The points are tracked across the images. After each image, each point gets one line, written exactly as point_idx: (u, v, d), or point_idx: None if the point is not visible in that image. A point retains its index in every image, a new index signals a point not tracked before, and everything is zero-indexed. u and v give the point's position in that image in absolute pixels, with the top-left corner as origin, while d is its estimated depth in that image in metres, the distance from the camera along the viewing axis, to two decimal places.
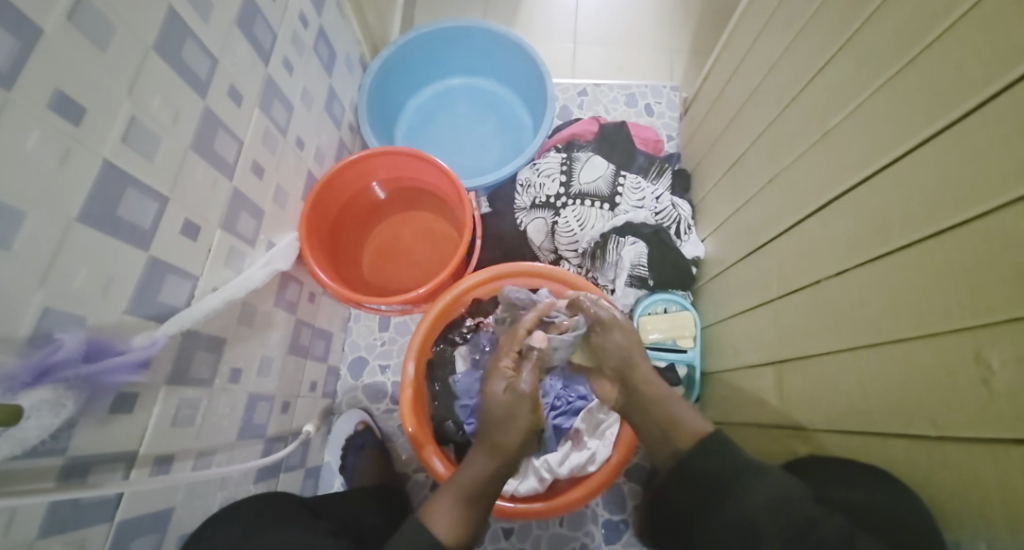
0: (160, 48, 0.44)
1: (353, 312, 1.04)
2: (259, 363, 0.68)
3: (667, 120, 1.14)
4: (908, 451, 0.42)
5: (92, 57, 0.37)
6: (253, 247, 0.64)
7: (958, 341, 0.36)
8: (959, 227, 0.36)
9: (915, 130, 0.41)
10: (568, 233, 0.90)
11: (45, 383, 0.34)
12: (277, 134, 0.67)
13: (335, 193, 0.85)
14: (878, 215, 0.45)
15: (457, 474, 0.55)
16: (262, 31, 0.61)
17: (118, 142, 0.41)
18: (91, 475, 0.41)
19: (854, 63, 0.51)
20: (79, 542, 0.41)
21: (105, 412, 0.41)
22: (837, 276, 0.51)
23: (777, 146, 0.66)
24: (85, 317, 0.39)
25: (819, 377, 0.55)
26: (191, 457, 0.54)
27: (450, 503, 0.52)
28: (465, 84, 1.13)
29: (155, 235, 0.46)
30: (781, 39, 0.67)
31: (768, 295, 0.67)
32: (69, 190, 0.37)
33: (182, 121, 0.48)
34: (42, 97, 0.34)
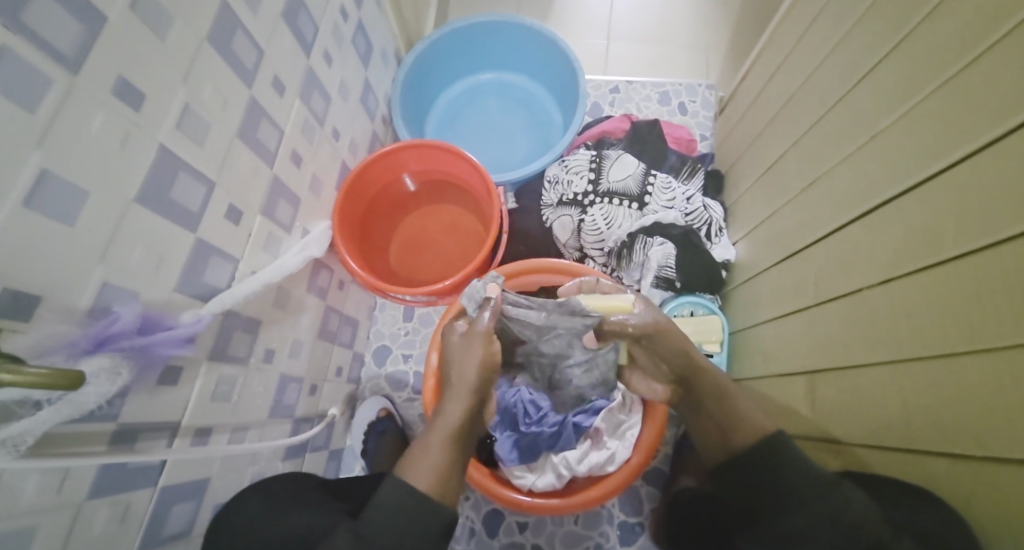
0: (213, 38, 0.46)
1: (379, 301, 1.06)
2: (291, 345, 0.70)
3: (701, 119, 1.12)
4: (952, 471, 0.41)
5: (152, 48, 0.39)
6: (290, 234, 0.66)
7: (1011, 357, 0.34)
8: (1018, 237, 0.34)
9: (973, 135, 0.39)
10: (594, 231, 0.90)
11: (103, 351, 0.36)
12: (316, 124, 0.69)
13: (368, 184, 0.87)
14: (929, 222, 0.44)
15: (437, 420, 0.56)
16: (305, 23, 0.62)
17: (172, 128, 0.43)
18: (138, 442, 0.44)
19: (908, 64, 0.49)
20: (125, 504, 0.44)
21: (153, 384, 0.44)
22: (881, 285, 0.50)
23: (819, 148, 0.65)
24: (139, 292, 0.41)
25: (855, 388, 0.53)
26: (226, 432, 0.57)
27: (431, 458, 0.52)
28: (497, 79, 1.14)
29: (203, 218, 0.48)
30: (829, 37, 0.65)
31: (803, 303, 0.66)
32: (128, 172, 0.39)
33: (230, 109, 0.50)
34: (106, 83, 0.36)
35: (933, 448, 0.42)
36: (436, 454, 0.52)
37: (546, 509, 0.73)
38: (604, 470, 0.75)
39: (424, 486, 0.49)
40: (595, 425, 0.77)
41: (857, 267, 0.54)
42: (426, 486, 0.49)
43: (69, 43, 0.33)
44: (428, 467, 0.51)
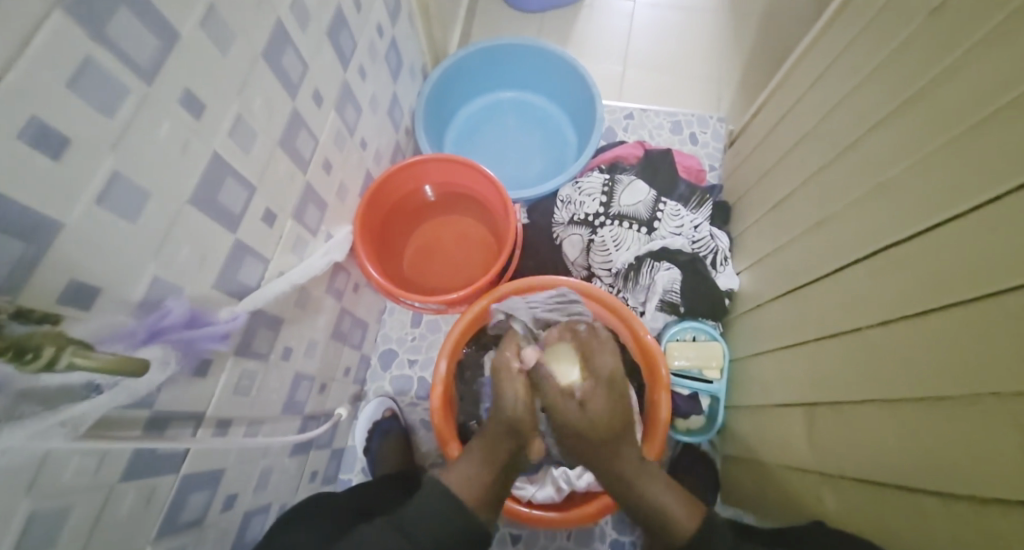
0: (266, 54, 0.49)
1: (389, 306, 1.09)
2: (307, 344, 0.73)
3: (711, 150, 1.16)
4: (941, 511, 0.43)
5: (215, 62, 0.42)
6: (315, 237, 0.69)
7: (1000, 403, 0.37)
8: (1007, 290, 0.37)
9: (973, 194, 0.43)
10: (603, 251, 0.93)
11: (155, 343, 0.39)
12: (347, 134, 0.72)
13: (389, 192, 0.90)
14: (930, 271, 0.47)
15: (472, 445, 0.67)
16: (345, 40, 0.66)
17: (225, 136, 0.46)
18: (168, 429, 0.46)
19: (916, 122, 0.52)
20: (150, 489, 0.46)
21: (189, 375, 0.46)
22: (881, 326, 0.53)
23: (829, 190, 0.68)
24: (184, 287, 0.44)
25: (853, 424, 0.56)
26: (243, 425, 0.59)
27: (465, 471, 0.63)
28: (517, 99, 1.17)
29: (242, 219, 0.51)
30: (843, 86, 0.69)
31: (804, 337, 0.69)
32: (184, 176, 0.42)
33: (274, 119, 0.53)
34: (174, 93, 0.39)
35: (927, 488, 0.45)
36: (472, 470, 0.63)
37: (543, 522, 0.75)
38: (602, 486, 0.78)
39: (462, 496, 0.61)
40: None
41: (859, 307, 0.57)
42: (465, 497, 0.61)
43: (147, 56, 0.35)
44: (461, 481, 0.62)
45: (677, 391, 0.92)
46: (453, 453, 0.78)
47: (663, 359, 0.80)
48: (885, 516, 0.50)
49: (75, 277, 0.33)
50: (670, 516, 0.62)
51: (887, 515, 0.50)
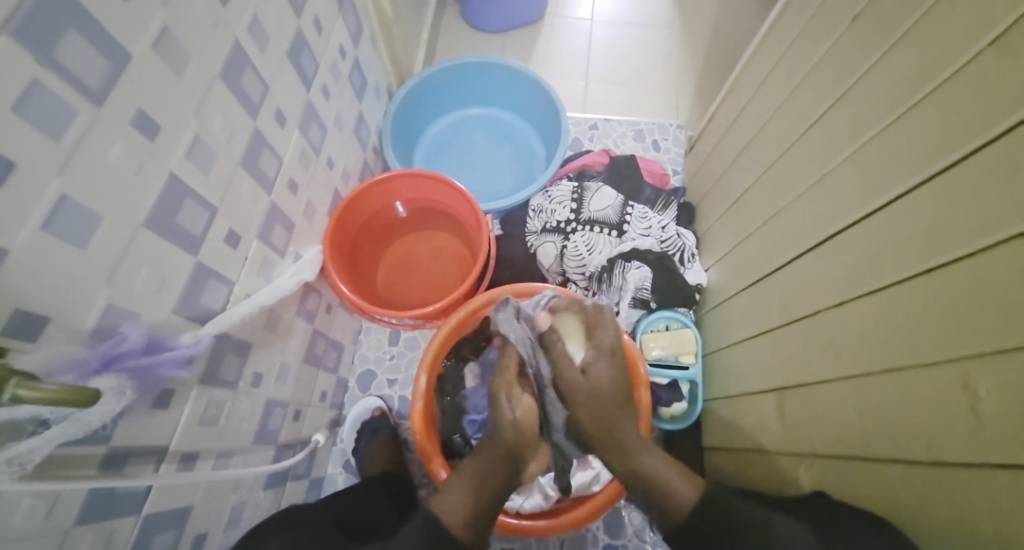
0: (224, 74, 0.49)
1: (364, 326, 1.07)
2: (279, 369, 0.70)
3: (673, 156, 1.20)
4: (903, 479, 0.44)
5: (169, 83, 0.42)
6: (283, 257, 0.67)
7: (950, 369, 0.39)
8: (949, 264, 0.39)
9: (906, 176, 0.46)
10: (576, 257, 0.94)
11: (110, 371, 0.37)
12: (312, 153, 0.72)
13: (359, 209, 0.89)
14: (872, 253, 0.49)
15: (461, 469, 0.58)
16: (307, 60, 0.66)
17: (182, 157, 0.45)
18: (127, 466, 0.43)
19: (851, 115, 0.56)
20: (109, 532, 0.43)
21: (148, 407, 0.44)
22: (835, 308, 0.55)
23: (779, 184, 0.71)
24: (141, 315, 0.42)
25: (819, 405, 0.57)
26: (212, 457, 0.56)
27: (454, 496, 0.54)
28: (484, 114, 1.19)
29: (204, 241, 0.49)
30: (785, 86, 0.73)
31: (768, 324, 0.71)
32: (139, 199, 0.40)
33: (235, 140, 0.52)
34: (127, 115, 0.38)
35: (888, 457, 0.46)
36: (466, 495, 0.54)
37: (532, 532, 0.73)
38: (589, 490, 0.78)
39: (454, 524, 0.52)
40: None
41: (814, 292, 0.60)
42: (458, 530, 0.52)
43: (97, 78, 0.35)
44: (456, 510, 0.53)
45: (658, 380, 0.91)
46: (437, 469, 0.76)
47: (641, 359, 0.80)
48: (850, 488, 0.52)
49: (20, 307, 0.31)
50: (664, 488, 0.56)
51: (851, 487, 0.52)
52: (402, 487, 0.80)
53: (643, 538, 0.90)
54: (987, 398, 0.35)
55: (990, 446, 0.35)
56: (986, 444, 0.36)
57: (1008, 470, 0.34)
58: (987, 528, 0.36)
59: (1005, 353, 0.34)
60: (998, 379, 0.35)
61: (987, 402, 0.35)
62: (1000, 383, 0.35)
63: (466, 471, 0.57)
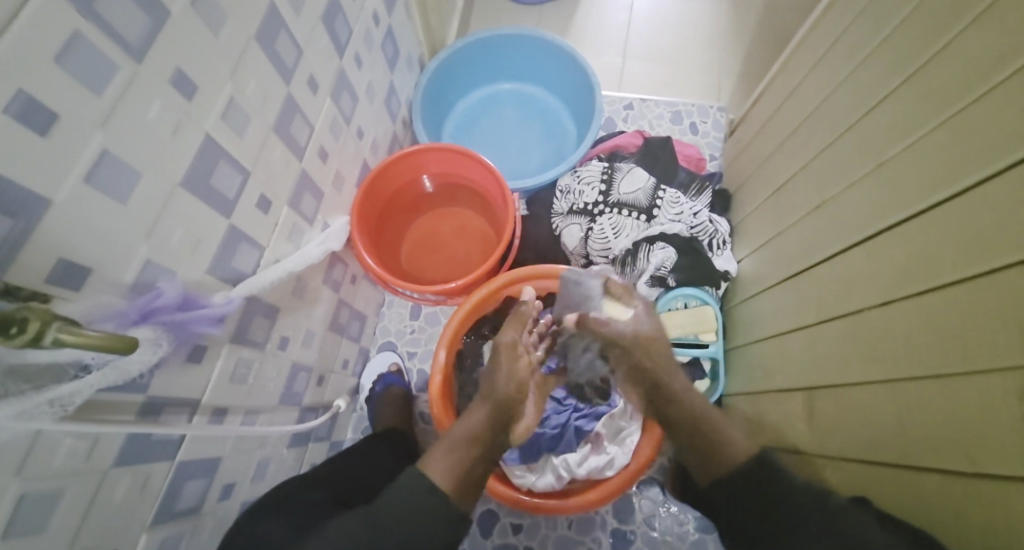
0: (259, 37, 0.49)
1: (387, 298, 1.09)
2: (305, 334, 0.72)
3: (711, 140, 1.15)
4: (940, 490, 0.43)
5: (206, 42, 0.42)
6: (312, 226, 0.68)
7: (1003, 377, 0.36)
8: (1011, 265, 0.36)
9: (974, 169, 0.42)
10: (601, 240, 0.93)
11: (147, 323, 0.38)
12: (343, 122, 0.72)
13: (387, 183, 0.89)
14: (929, 249, 0.46)
15: (454, 429, 0.60)
16: (340, 26, 0.65)
17: (218, 118, 0.45)
18: (162, 415, 0.45)
19: (917, 99, 0.52)
20: (145, 475, 0.46)
21: (182, 360, 0.46)
22: (881, 306, 0.52)
23: (828, 172, 0.67)
24: (176, 272, 0.43)
25: (854, 405, 0.55)
26: (240, 414, 0.59)
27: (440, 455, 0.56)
28: (517, 90, 1.17)
29: (237, 205, 0.50)
30: (843, 67, 0.68)
31: (803, 320, 0.68)
32: (176, 157, 0.41)
33: (269, 104, 0.52)
34: (165, 73, 0.38)
35: (925, 466, 0.44)
36: (452, 452, 0.56)
37: (544, 510, 0.75)
38: (603, 474, 0.77)
39: (437, 478, 0.53)
40: (596, 430, 0.81)
41: (859, 288, 0.57)
42: (442, 478, 0.53)
43: (138, 33, 0.35)
44: (444, 464, 0.55)
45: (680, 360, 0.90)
46: None
47: None
48: (882, 494, 0.50)
49: (64, 257, 0.32)
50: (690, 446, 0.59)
51: (883, 493, 0.50)
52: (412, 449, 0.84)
53: (652, 525, 0.90)
54: None
55: None
56: None
57: None
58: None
59: None
60: None
61: None
62: None
63: (462, 430, 0.59)
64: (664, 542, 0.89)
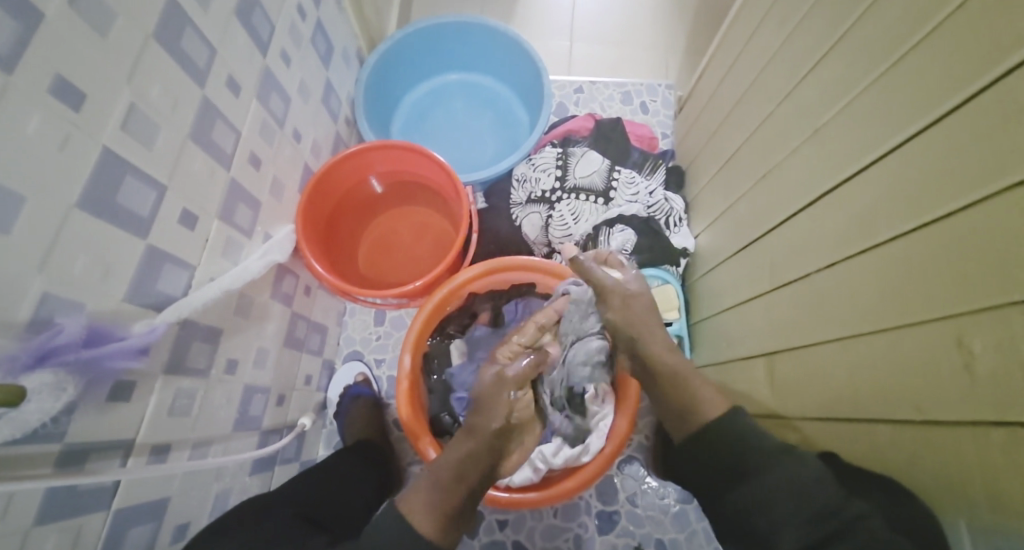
0: (159, 35, 0.44)
1: (348, 306, 1.04)
2: (255, 354, 0.68)
3: (662, 118, 1.15)
4: (894, 439, 0.43)
5: (93, 45, 0.37)
6: (251, 238, 0.64)
7: (944, 327, 0.37)
8: (943, 219, 0.37)
9: (900, 129, 0.43)
10: (562, 227, 0.92)
11: (46, 366, 0.34)
12: (275, 125, 0.67)
13: (333, 186, 0.85)
14: (867, 210, 0.47)
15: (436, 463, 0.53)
16: (260, 22, 0.61)
17: (117, 129, 0.41)
18: (89, 462, 0.41)
19: (846, 62, 0.52)
20: (77, 529, 0.41)
21: (102, 401, 0.41)
22: (827, 268, 0.53)
23: (770, 143, 0.67)
24: (83, 303, 0.39)
25: (809, 370, 0.56)
26: (187, 447, 0.54)
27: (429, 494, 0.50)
28: (462, 81, 1.13)
29: (154, 223, 0.46)
30: (776, 36, 0.68)
31: (759, 289, 0.69)
32: (70, 174, 0.36)
33: (180, 110, 0.48)
34: (43, 83, 0.34)
35: (878, 418, 0.45)
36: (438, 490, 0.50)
37: (524, 504, 0.74)
38: (579, 461, 0.77)
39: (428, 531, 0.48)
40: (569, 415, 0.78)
41: (804, 254, 0.58)
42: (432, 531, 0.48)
43: (1, 40, 0.30)
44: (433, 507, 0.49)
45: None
46: (425, 447, 0.75)
47: None
48: (842, 448, 0.51)
49: None
50: None
51: (841, 447, 0.51)
52: (384, 460, 0.81)
53: (634, 503, 0.91)
54: (981, 355, 0.33)
55: (985, 403, 0.34)
56: (980, 401, 0.34)
57: (1002, 428, 0.32)
58: (981, 486, 0.35)
59: (1000, 309, 0.32)
60: (994, 336, 0.33)
61: (981, 359, 0.34)
62: (995, 338, 0.33)
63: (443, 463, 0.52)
64: (647, 519, 0.89)
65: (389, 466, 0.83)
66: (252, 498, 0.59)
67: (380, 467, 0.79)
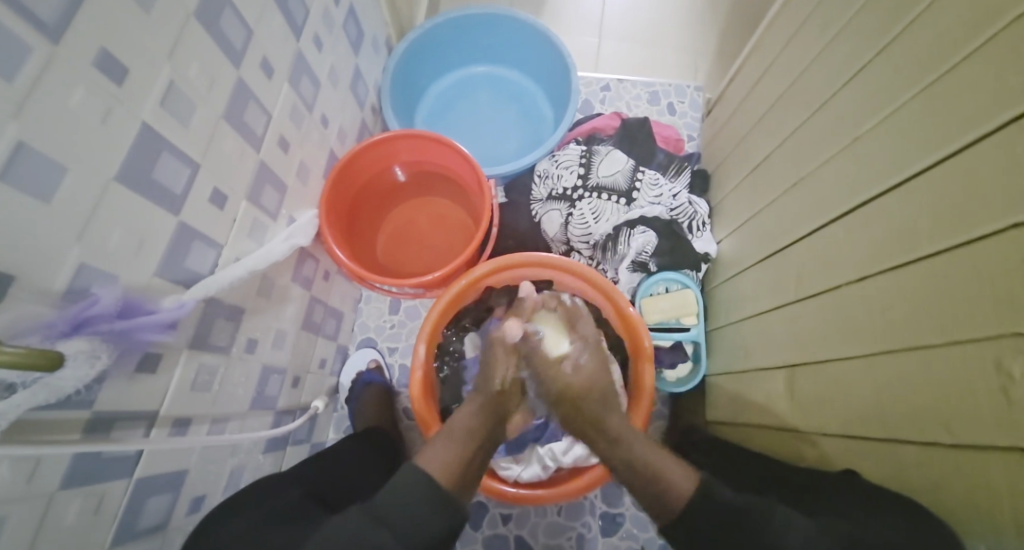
0: (199, 14, 0.44)
1: (364, 293, 1.05)
2: (274, 335, 0.69)
3: (689, 120, 1.14)
4: (920, 461, 0.42)
5: (136, 21, 0.38)
6: (275, 221, 0.64)
7: (980, 350, 0.36)
8: (988, 237, 0.36)
9: (945, 142, 0.41)
10: (582, 225, 0.91)
11: (81, 335, 0.35)
12: (304, 109, 0.68)
13: (357, 172, 0.85)
14: (906, 224, 0.45)
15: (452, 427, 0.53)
16: (296, 6, 0.61)
17: (155, 105, 0.41)
18: (114, 430, 0.42)
19: (891, 70, 0.50)
20: (100, 495, 0.42)
21: (130, 372, 0.42)
22: (859, 282, 0.51)
23: (804, 150, 0.66)
24: (117, 276, 0.39)
25: (833, 384, 0.55)
26: (206, 423, 0.55)
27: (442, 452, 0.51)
28: (489, 73, 1.13)
29: (186, 201, 0.46)
30: (817, 40, 0.66)
31: (784, 299, 0.68)
32: (109, 147, 0.37)
33: (216, 89, 0.48)
34: (88, 56, 0.34)
35: (903, 437, 0.44)
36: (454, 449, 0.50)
37: (531, 501, 0.73)
38: (588, 462, 0.78)
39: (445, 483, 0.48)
40: None
41: (834, 266, 0.56)
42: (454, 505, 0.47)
43: (52, 11, 0.31)
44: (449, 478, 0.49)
45: (661, 344, 0.90)
46: None
47: (646, 332, 0.77)
48: (863, 467, 0.50)
49: None
50: None
51: (862, 465, 0.50)
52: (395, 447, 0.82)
53: (640, 506, 0.90)
54: (1020, 380, 0.33)
55: (1021, 428, 0.33)
56: (1016, 426, 0.33)
57: None
58: (1009, 513, 0.34)
59: None
60: None
61: (1021, 383, 0.33)
62: None
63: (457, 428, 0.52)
64: (652, 523, 0.89)
65: (399, 453, 0.84)
66: (266, 477, 0.60)
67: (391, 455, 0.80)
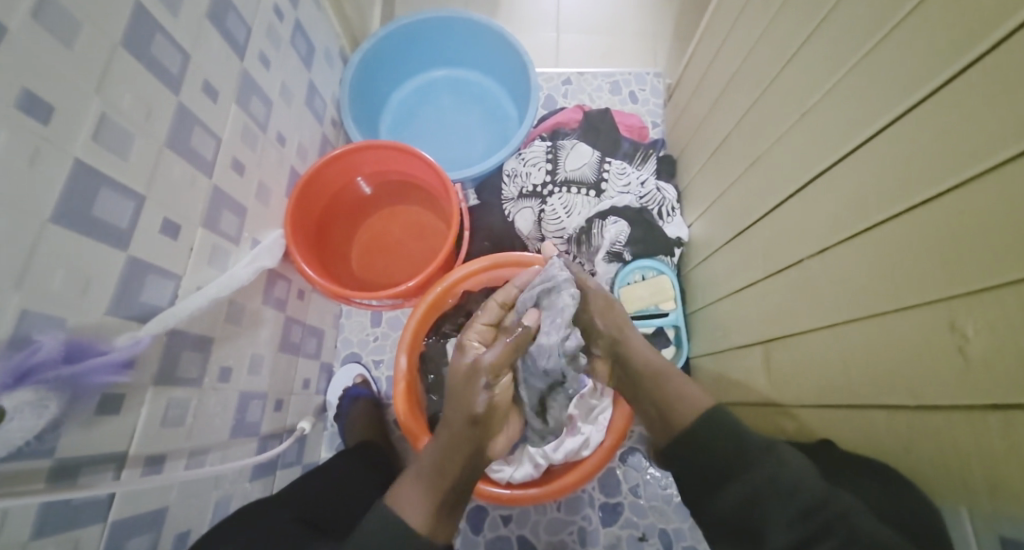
0: (128, 43, 0.44)
1: (344, 309, 1.04)
2: (250, 361, 0.68)
3: (652, 106, 1.14)
4: (889, 427, 0.43)
5: (59, 56, 0.37)
6: (238, 246, 0.63)
7: (936, 311, 0.36)
8: (930, 200, 0.36)
9: (886, 108, 0.42)
10: (555, 221, 0.91)
11: (28, 384, 0.35)
12: (257, 130, 0.67)
13: (321, 188, 0.84)
14: (857, 192, 0.46)
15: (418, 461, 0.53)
16: (236, 26, 0.60)
17: (89, 141, 0.40)
18: (81, 476, 0.41)
19: (832, 40, 0.50)
20: (73, 543, 0.41)
21: (91, 414, 0.41)
22: (819, 254, 0.52)
23: (759, 127, 0.66)
24: (65, 319, 0.39)
25: (803, 356, 0.56)
26: (183, 457, 0.54)
27: (414, 491, 0.50)
28: (449, 77, 1.12)
29: (134, 235, 0.45)
30: (762, 17, 0.67)
31: (753, 276, 0.68)
32: (43, 188, 0.36)
33: (155, 118, 0.47)
34: (7, 97, 0.33)
35: (872, 404, 0.45)
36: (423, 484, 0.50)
37: (525, 500, 0.74)
38: (580, 455, 0.78)
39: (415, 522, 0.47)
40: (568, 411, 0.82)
41: (796, 240, 0.57)
42: (414, 520, 0.48)
43: None
44: (414, 499, 0.49)
45: (643, 332, 0.90)
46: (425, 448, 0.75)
47: None
48: (837, 436, 0.51)
49: None
50: None
51: (836, 433, 0.51)
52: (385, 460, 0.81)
53: (638, 493, 0.91)
54: (975, 338, 0.33)
55: (981, 387, 0.33)
56: (976, 385, 0.34)
57: (998, 412, 0.32)
58: (978, 472, 0.34)
59: (993, 291, 0.31)
60: (988, 319, 0.32)
61: (975, 341, 0.33)
62: (989, 320, 0.32)
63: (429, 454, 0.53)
64: (651, 509, 0.90)
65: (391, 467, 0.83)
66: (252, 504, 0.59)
67: (383, 468, 0.79)
